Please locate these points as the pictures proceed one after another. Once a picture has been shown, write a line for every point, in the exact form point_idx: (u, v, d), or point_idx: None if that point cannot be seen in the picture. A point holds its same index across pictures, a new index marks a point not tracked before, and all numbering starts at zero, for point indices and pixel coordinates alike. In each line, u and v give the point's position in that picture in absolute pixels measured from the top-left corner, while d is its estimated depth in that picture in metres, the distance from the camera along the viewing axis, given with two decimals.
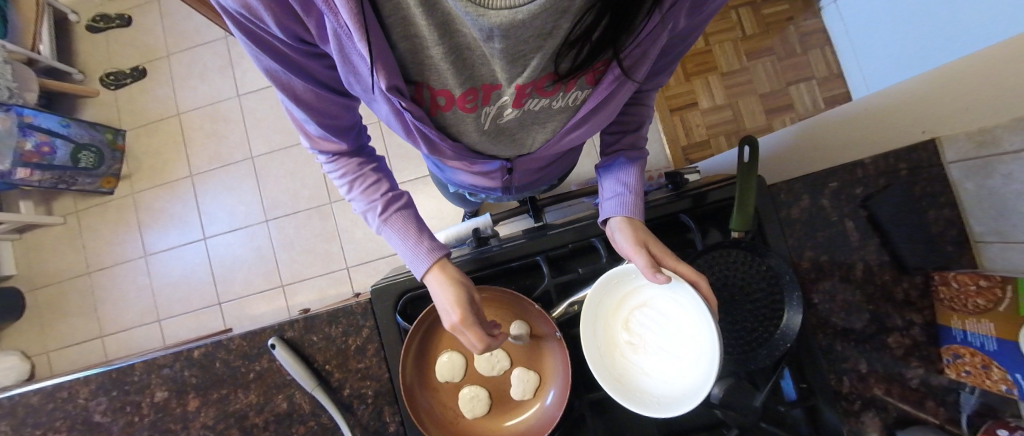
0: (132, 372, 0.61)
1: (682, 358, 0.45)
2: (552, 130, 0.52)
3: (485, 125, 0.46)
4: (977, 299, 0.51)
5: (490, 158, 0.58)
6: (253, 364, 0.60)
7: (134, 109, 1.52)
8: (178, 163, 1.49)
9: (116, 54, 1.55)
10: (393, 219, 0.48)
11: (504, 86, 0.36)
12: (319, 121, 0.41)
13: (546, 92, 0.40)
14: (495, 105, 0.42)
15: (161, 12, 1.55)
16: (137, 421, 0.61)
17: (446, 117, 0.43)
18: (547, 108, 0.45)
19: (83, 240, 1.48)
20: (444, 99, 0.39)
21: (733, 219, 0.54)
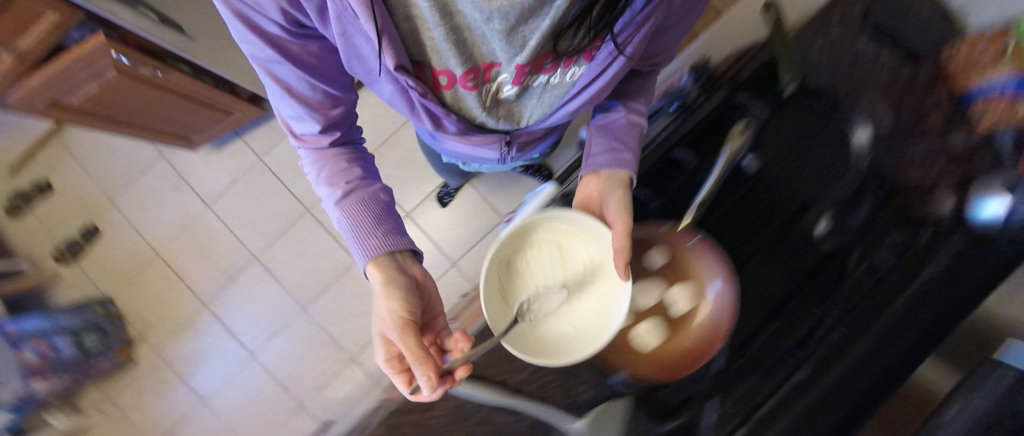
0: None
1: (563, 324, 0.46)
2: (551, 102, 0.63)
3: (488, 98, 0.59)
4: (989, 51, 0.61)
5: (489, 131, 0.72)
6: (428, 418, 0.55)
7: (106, 270, 1.39)
8: (183, 298, 1.39)
9: (57, 226, 1.41)
10: (348, 203, 0.54)
11: (503, 64, 0.48)
12: (302, 109, 0.51)
13: (546, 70, 0.53)
14: (492, 81, 0.54)
15: (82, 163, 1.43)
16: None
17: (446, 94, 0.57)
18: (546, 83, 0.57)
19: (127, 419, 1.36)
20: (447, 79, 0.51)
21: (788, 75, 0.64)
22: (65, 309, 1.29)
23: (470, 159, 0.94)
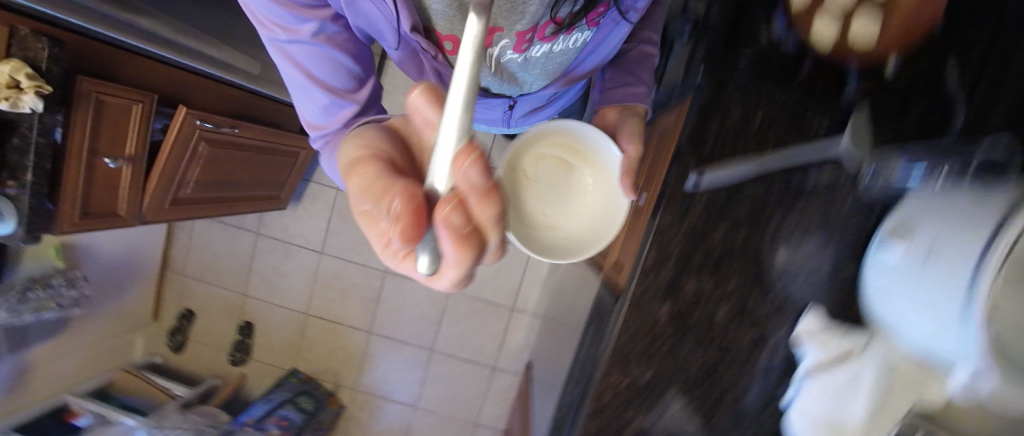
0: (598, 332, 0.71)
1: (554, 234, 0.68)
2: (549, 68, 0.88)
3: (506, 60, 0.81)
4: None
5: (496, 95, 0.97)
6: (691, 222, 0.59)
7: (276, 350, 2.09)
8: (349, 332, 2.03)
9: (225, 337, 2.20)
10: (332, 104, 0.68)
11: (503, 28, 0.72)
12: (316, 67, 0.67)
13: (546, 40, 0.77)
14: (496, 46, 0.76)
15: (217, 273, 2.19)
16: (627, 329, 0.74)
17: (453, 60, 0.80)
18: (552, 50, 0.80)
19: (354, 406, 2.02)
20: (450, 43, 0.77)
21: None
22: (274, 392, 1.86)
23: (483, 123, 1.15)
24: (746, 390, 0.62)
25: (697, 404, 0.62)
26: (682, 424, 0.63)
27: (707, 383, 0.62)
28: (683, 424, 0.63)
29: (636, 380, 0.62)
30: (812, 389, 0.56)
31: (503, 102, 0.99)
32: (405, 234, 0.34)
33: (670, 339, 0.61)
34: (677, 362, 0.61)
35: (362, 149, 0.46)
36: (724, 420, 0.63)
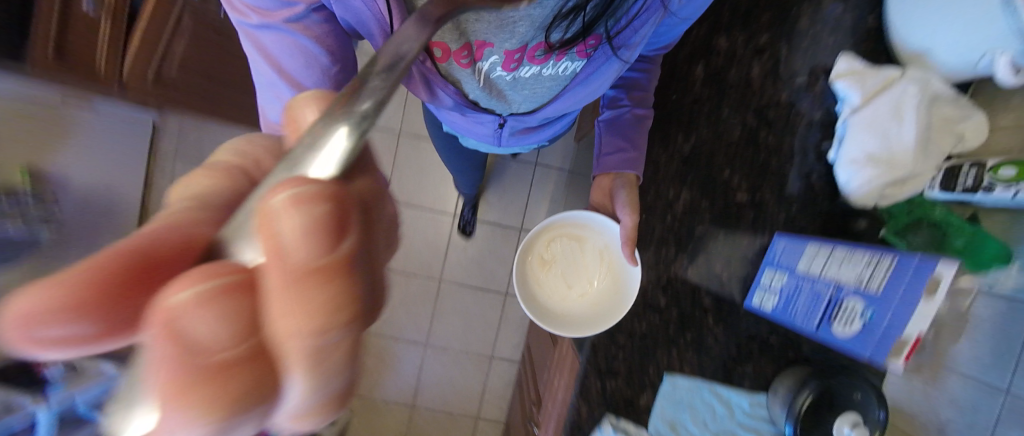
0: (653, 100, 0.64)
1: (586, 304, 0.69)
2: (543, 95, 0.58)
3: (477, 81, 0.53)
4: None
5: (484, 109, 0.60)
6: None
7: None
8: None
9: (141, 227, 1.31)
10: (301, 59, 0.42)
11: (492, 41, 0.45)
12: (294, 49, 0.42)
13: (538, 60, 0.49)
14: (488, 60, 0.49)
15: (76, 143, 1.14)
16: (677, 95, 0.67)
17: (444, 67, 0.51)
18: (537, 74, 0.52)
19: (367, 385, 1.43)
20: (442, 50, 0.47)
21: None
22: None
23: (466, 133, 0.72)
24: (791, 158, 0.61)
25: (744, 176, 0.60)
26: (731, 200, 0.60)
27: (752, 149, 0.60)
28: (731, 200, 0.60)
29: (681, 151, 0.59)
30: (856, 129, 0.56)
31: (492, 120, 0.62)
32: (62, 325, 0.14)
33: (712, 103, 0.59)
34: (721, 127, 0.59)
35: (227, 153, 0.20)
36: (771, 194, 0.61)
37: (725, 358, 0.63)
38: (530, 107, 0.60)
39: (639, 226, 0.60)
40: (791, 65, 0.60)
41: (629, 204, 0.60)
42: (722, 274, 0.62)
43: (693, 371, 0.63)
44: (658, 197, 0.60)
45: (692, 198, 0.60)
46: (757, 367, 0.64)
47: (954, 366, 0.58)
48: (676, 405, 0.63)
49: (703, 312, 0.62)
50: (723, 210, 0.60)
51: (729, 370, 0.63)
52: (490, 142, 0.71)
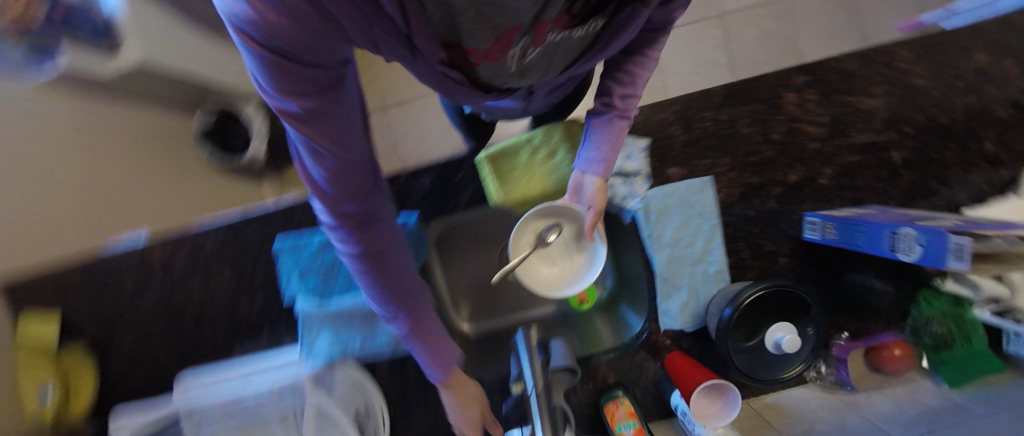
0: (946, 52, 0.61)
1: (560, 264, 0.59)
2: (567, 62, 0.42)
3: (508, 68, 0.36)
4: None
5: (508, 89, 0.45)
6: None
7: None
8: None
9: None
10: (383, 285, 0.35)
11: (527, 25, 0.28)
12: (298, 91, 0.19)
13: (561, 24, 0.31)
14: (516, 51, 0.33)
15: None
16: (959, 85, 0.62)
17: (477, 70, 0.35)
18: (567, 41, 0.35)
19: None
20: (476, 55, 0.31)
21: None
22: None
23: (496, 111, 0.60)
24: (947, 183, 0.63)
25: (912, 149, 0.63)
26: (887, 148, 0.63)
27: (937, 143, 0.63)
28: (887, 149, 0.63)
29: (913, 79, 0.61)
30: None
31: (548, 90, 0.53)
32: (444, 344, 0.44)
33: (963, 87, 0.62)
34: (944, 106, 0.62)
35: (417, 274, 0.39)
36: (907, 183, 0.63)
37: (747, 227, 0.63)
38: (566, 68, 0.44)
39: (837, 77, 0.61)
40: (1017, 140, 0.63)
41: (851, 57, 0.61)
42: (822, 178, 0.63)
43: (722, 201, 0.63)
44: (869, 81, 0.61)
45: (877, 112, 0.62)
46: (753, 260, 0.64)
47: (862, 411, 0.58)
48: (681, 203, 0.62)
49: (782, 180, 0.62)
50: (877, 146, 0.63)
51: (738, 237, 0.63)
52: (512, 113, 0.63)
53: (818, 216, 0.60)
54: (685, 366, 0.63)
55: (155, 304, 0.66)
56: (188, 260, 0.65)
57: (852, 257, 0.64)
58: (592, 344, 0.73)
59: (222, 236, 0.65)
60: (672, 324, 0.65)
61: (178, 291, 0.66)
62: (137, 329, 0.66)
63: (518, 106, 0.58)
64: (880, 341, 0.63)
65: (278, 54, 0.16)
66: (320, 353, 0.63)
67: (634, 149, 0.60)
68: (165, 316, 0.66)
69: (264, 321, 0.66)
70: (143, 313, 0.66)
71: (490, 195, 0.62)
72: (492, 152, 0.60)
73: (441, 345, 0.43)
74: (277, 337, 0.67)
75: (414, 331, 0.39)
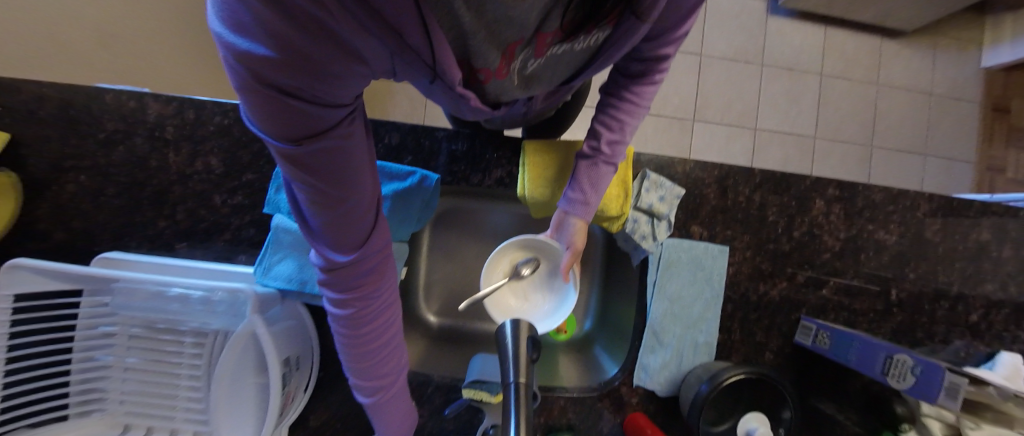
0: (958, 219, 0.65)
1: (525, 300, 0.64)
2: (563, 73, 0.39)
3: (514, 86, 0.35)
4: None
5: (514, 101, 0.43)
6: None
7: None
8: None
9: None
10: (354, 361, 0.37)
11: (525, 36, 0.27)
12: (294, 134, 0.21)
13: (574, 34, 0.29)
14: (517, 66, 0.32)
15: None
16: (961, 250, 0.65)
17: (484, 88, 0.33)
18: (567, 51, 0.33)
19: None
20: (486, 74, 0.30)
21: None
22: None
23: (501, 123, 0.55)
24: (930, 336, 0.65)
25: (910, 292, 0.65)
26: (889, 283, 0.65)
27: (931, 296, 0.65)
28: (888, 284, 0.65)
29: (925, 230, 0.65)
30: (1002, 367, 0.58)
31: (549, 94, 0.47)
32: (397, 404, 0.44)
33: (965, 253, 0.65)
34: (945, 264, 0.65)
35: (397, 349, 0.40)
36: (897, 321, 0.65)
37: (744, 309, 0.63)
38: (573, 77, 0.41)
39: (863, 202, 0.64)
40: (1000, 322, 0.66)
41: (880, 190, 0.64)
42: (824, 288, 0.64)
43: (730, 275, 0.63)
44: (888, 216, 0.65)
45: (889, 247, 0.65)
46: (739, 344, 0.63)
47: None
48: (693, 262, 0.62)
49: (790, 276, 0.64)
50: (879, 278, 0.65)
51: (733, 316, 0.63)
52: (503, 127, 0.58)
53: (815, 322, 0.60)
54: (646, 429, 0.57)
55: (127, 163, 0.60)
56: (182, 132, 0.60)
57: (830, 374, 0.65)
58: (549, 375, 0.69)
59: (228, 121, 0.60)
60: (647, 381, 0.61)
61: (157, 160, 0.60)
62: (97, 182, 0.60)
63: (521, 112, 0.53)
64: None
65: (279, 89, 0.19)
66: (275, 279, 0.55)
67: (668, 193, 0.60)
68: (133, 180, 0.60)
69: (230, 226, 0.60)
70: (111, 168, 0.60)
71: (519, 186, 0.60)
72: (537, 143, 0.58)
73: (396, 379, 0.41)
74: (235, 247, 0.60)
75: (367, 388, 0.40)
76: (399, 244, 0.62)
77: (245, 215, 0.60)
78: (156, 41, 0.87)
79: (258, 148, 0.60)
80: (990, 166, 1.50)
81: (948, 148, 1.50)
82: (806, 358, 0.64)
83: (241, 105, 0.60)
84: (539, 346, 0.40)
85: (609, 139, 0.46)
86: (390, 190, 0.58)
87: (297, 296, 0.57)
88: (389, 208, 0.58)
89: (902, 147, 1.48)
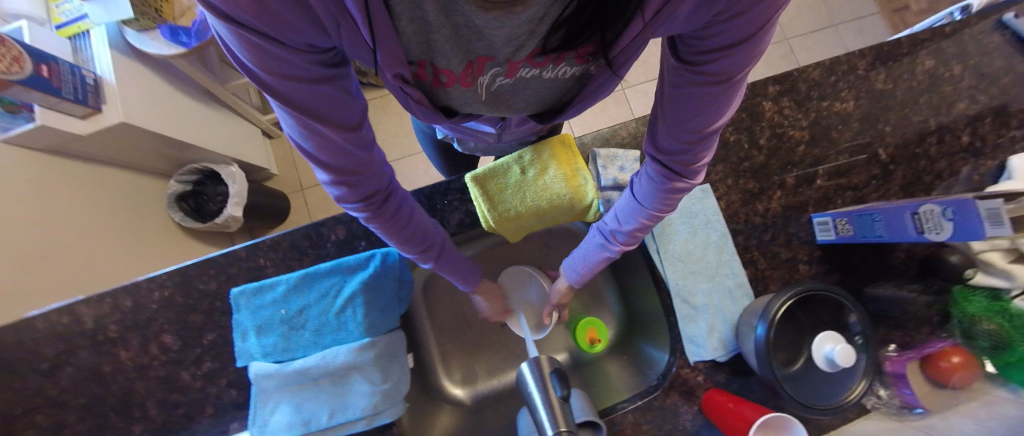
0: (897, 60, 0.65)
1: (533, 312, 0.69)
2: (538, 97, 0.39)
3: (478, 96, 0.35)
4: None
5: (469, 119, 0.42)
6: (1014, 60, 0.65)
7: None
8: None
9: None
10: None
11: (505, 57, 0.27)
12: None
13: (539, 63, 0.30)
14: (489, 76, 0.31)
15: None
16: (917, 86, 0.65)
17: (448, 94, 0.33)
18: (536, 78, 0.34)
19: None
20: (448, 77, 0.30)
21: None
22: None
23: (466, 139, 0.56)
24: (938, 177, 0.62)
25: (896, 145, 0.63)
26: (872, 146, 0.63)
27: (916, 138, 0.63)
28: (874, 147, 0.63)
29: (875, 83, 0.64)
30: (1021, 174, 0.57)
31: (523, 120, 0.47)
32: None
33: (921, 86, 0.65)
34: (910, 104, 0.64)
35: None
36: (901, 177, 0.62)
37: (755, 235, 0.60)
38: (557, 105, 0.42)
39: (806, 85, 0.64)
40: (995, 132, 0.63)
41: (815, 67, 0.64)
42: (817, 179, 0.62)
43: (726, 210, 0.61)
44: (836, 86, 0.64)
45: (853, 113, 0.64)
46: (771, 271, 0.59)
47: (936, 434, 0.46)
48: (684, 213, 0.60)
49: (780, 184, 0.61)
50: (861, 144, 0.63)
51: (749, 247, 0.60)
52: (478, 143, 0.58)
53: (827, 215, 0.57)
54: (727, 404, 0.50)
55: (73, 384, 0.54)
56: (124, 324, 0.55)
57: (869, 257, 0.61)
58: (604, 397, 0.62)
59: (169, 291, 0.56)
60: (702, 353, 0.55)
61: (108, 366, 0.54)
62: (45, 418, 0.53)
63: (491, 137, 0.54)
64: (935, 349, 0.54)
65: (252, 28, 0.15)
66: (276, 433, 0.49)
67: (627, 160, 0.58)
68: (86, 399, 0.54)
69: (209, 397, 0.54)
70: (57, 398, 0.53)
71: (482, 220, 0.57)
72: (479, 172, 0.55)
73: None
74: (222, 418, 0.54)
75: None
76: (391, 332, 0.56)
77: (220, 379, 0.55)
78: (77, 247, 0.83)
79: (214, 303, 0.56)
80: (896, 8, 1.57)
81: (851, 10, 1.56)
82: (839, 254, 0.60)
83: (175, 269, 0.56)
84: (567, 379, 0.39)
85: (621, 234, 0.50)
86: (356, 283, 0.53)
87: None
88: (362, 303, 0.53)
89: (811, 26, 1.54)
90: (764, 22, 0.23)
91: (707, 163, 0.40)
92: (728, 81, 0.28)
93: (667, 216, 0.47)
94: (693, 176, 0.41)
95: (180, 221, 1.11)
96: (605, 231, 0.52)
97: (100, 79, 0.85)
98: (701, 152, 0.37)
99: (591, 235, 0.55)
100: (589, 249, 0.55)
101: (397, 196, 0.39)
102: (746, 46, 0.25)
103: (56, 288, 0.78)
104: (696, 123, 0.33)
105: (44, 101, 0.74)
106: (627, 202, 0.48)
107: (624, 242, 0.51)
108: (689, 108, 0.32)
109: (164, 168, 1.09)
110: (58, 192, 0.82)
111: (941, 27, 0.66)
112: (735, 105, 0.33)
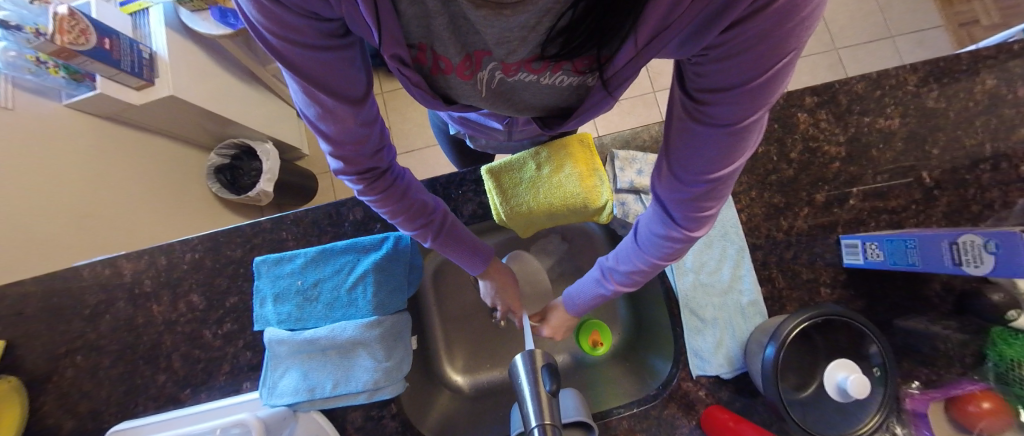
0: (953, 79, 0.60)
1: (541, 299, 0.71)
2: (543, 99, 0.39)
3: (477, 89, 0.35)
4: None
5: (468, 109, 0.42)
6: None
7: None
8: None
9: None
10: None
11: (500, 56, 0.27)
12: None
13: (536, 70, 0.30)
14: (489, 72, 0.31)
15: None
16: (973, 107, 0.60)
17: (447, 81, 0.33)
18: (533, 85, 0.34)
19: (395, 115, 1.51)
20: (447, 65, 0.30)
21: None
22: None
23: (478, 135, 0.56)
24: (988, 207, 0.57)
25: (942, 169, 0.59)
26: (915, 169, 0.59)
27: (966, 164, 0.58)
28: (917, 170, 0.59)
29: (925, 101, 0.60)
30: None
31: (529, 120, 0.47)
32: None
33: (978, 108, 0.60)
34: (964, 127, 0.59)
35: None
36: (946, 203, 0.58)
37: (776, 252, 0.58)
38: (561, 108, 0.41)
39: (847, 98, 0.60)
40: None
41: (859, 80, 0.61)
42: (850, 199, 0.59)
43: (747, 223, 0.59)
44: (881, 102, 0.60)
45: (897, 131, 0.60)
46: (790, 291, 0.57)
47: None
48: None
49: (809, 200, 0.59)
50: (903, 166, 0.59)
51: (769, 263, 0.58)
52: (489, 140, 0.59)
53: (857, 237, 0.54)
54: (728, 422, 0.49)
55: (110, 331, 0.59)
56: (158, 280, 0.60)
57: (900, 287, 0.57)
58: (601, 400, 0.62)
59: (199, 254, 0.60)
60: (707, 368, 0.54)
61: (140, 317, 0.59)
62: (85, 359, 0.58)
63: (501, 135, 0.54)
64: (963, 392, 0.50)
65: None
66: (284, 397, 0.52)
67: (645, 164, 0.57)
68: (122, 346, 0.59)
69: (227, 357, 0.58)
70: (97, 342, 0.59)
71: (494, 212, 0.57)
72: (495, 165, 0.55)
73: None
74: (237, 378, 0.57)
75: None
76: (397, 313, 0.58)
77: (238, 341, 0.58)
78: (126, 209, 0.91)
79: (237, 269, 0.60)
80: (964, 21, 1.45)
81: (913, 22, 1.45)
82: (864, 280, 0.57)
83: (206, 235, 0.60)
84: (558, 376, 0.40)
85: (618, 274, 0.50)
86: (369, 263, 0.55)
87: (309, 407, 0.53)
88: (372, 282, 0.55)
89: (864, 38, 1.45)
90: (760, 74, 0.20)
91: (716, 216, 0.36)
92: (733, 129, 0.25)
93: (668, 263, 0.45)
94: (696, 228, 0.38)
95: (217, 192, 1.18)
96: (603, 268, 0.53)
97: (155, 54, 0.92)
98: (704, 203, 0.34)
99: (592, 270, 0.55)
100: (589, 283, 0.56)
101: (396, 176, 0.40)
102: (743, 94, 0.22)
103: (104, 244, 0.85)
104: (694, 167, 0.30)
105: (105, 72, 0.80)
106: (627, 247, 0.47)
107: (618, 282, 0.52)
108: (690, 150, 0.29)
109: (206, 140, 1.16)
110: (113, 156, 0.90)
111: (1009, 44, 0.60)
112: (747, 153, 0.29)
